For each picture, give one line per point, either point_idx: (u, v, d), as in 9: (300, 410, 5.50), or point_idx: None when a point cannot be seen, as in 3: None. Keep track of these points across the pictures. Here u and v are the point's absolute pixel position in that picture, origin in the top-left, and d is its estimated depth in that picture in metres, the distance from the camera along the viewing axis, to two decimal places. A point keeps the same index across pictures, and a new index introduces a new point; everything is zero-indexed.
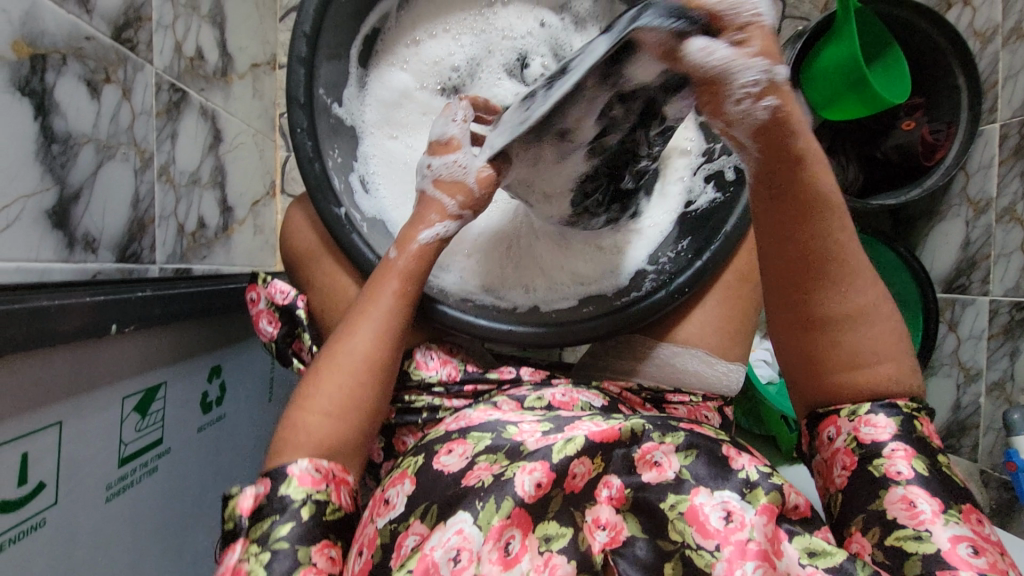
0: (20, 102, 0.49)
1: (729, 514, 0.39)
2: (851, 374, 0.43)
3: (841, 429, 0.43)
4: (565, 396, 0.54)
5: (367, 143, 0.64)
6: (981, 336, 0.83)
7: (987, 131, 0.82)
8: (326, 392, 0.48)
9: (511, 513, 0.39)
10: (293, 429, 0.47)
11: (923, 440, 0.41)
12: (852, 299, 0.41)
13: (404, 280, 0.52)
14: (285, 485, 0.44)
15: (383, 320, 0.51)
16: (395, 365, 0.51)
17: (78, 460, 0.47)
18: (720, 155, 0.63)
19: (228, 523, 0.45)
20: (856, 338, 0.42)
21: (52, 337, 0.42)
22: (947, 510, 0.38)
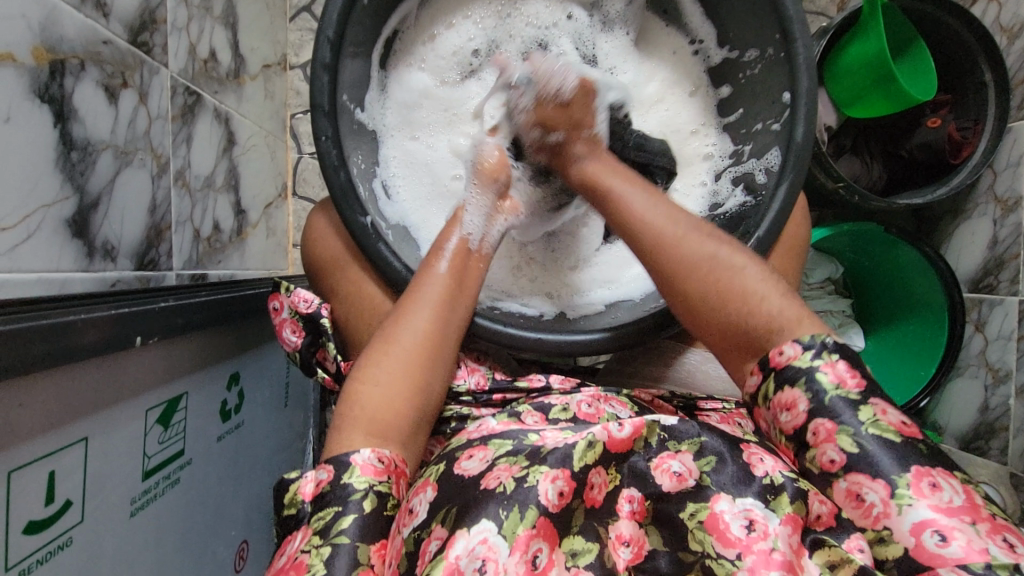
0: (40, 110, 0.48)
1: (751, 523, 0.38)
2: (753, 311, 0.46)
3: (771, 423, 0.45)
4: (590, 407, 0.53)
5: (387, 145, 0.62)
6: (1009, 337, 0.81)
7: (1015, 129, 0.80)
8: (383, 367, 0.47)
9: (536, 523, 0.39)
10: (351, 402, 0.46)
11: (840, 398, 0.41)
12: (692, 239, 0.49)
13: (459, 261, 0.54)
14: (348, 473, 0.43)
15: (439, 297, 0.51)
16: (450, 350, 0.51)
17: (104, 476, 0.46)
18: (750, 158, 0.61)
19: (291, 509, 0.45)
20: (729, 275, 0.47)
21: (76, 352, 0.41)
22: (896, 492, 0.37)
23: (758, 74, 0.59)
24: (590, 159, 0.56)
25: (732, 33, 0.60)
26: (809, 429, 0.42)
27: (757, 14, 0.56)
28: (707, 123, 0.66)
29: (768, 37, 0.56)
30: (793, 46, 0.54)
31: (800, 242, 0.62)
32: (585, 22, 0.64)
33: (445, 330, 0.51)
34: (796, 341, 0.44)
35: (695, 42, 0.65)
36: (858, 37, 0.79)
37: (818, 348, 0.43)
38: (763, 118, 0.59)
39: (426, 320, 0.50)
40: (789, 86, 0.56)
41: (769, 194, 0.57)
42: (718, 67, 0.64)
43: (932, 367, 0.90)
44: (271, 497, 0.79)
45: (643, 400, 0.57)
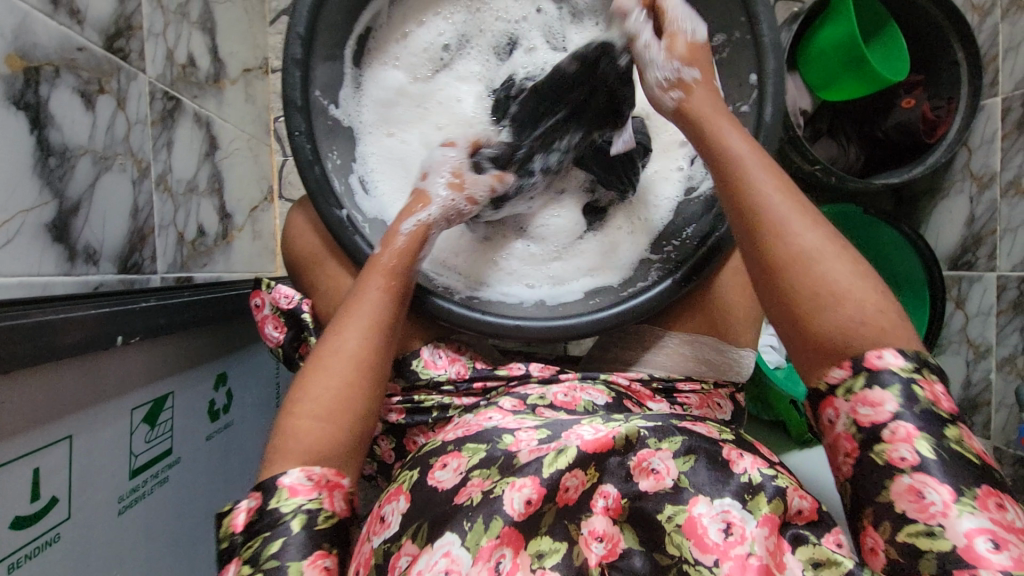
0: (15, 116, 0.49)
1: (728, 527, 0.40)
2: (849, 315, 0.41)
3: (839, 412, 0.41)
4: (567, 396, 0.54)
5: (364, 143, 0.63)
6: (989, 312, 0.82)
7: (988, 106, 0.81)
8: (313, 395, 0.48)
9: (500, 533, 0.40)
10: (284, 437, 0.47)
11: (930, 411, 0.39)
12: (812, 228, 0.44)
13: (394, 279, 0.53)
14: (276, 498, 0.44)
15: (374, 321, 0.51)
16: (384, 370, 0.51)
17: (90, 474, 0.47)
18: None
19: (223, 542, 0.46)
20: (825, 277, 0.42)
21: (57, 351, 0.42)
22: (961, 498, 0.36)
23: (726, 59, 0.60)
24: (706, 115, 0.50)
25: None
26: (887, 426, 0.39)
27: None
28: None
29: (734, 21, 0.57)
30: (759, 29, 0.55)
31: None
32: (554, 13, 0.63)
33: (383, 352, 0.51)
34: (902, 353, 0.40)
35: None
36: (829, 22, 0.79)
37: (918, 364, 0.40)
38: (733, 101, 0.60)
39: (358, 343, 0.50)
40: (756, 68, 0.57)
41: None
42: None
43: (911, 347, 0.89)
44: None
45: (621, 386, 0.58)
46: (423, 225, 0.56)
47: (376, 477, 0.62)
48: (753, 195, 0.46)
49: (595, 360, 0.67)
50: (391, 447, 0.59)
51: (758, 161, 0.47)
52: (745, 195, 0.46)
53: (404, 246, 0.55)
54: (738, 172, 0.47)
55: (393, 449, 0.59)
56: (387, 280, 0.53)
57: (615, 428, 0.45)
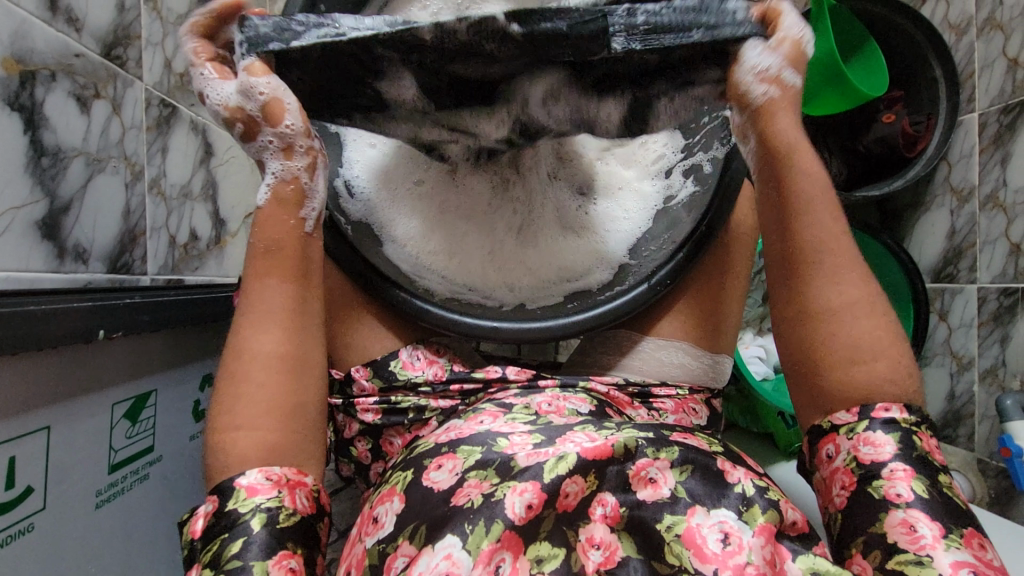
0: (10, 117, 0.50)
1: (727, 536, 0.40)
2: (863, 372, 0.47)
3: (840, 447, 0.47)
4: (551, 405, 0.54)
5: (350, 150, 0.66)
6: (971, 324, 0.83)
7: (966, 121, 0.83)
8: (236, 404, 0.48)
9: (500, 537, 0.40)
10: (223, 452, 0.47)
11: (922, 459, 0.44)
12: (849, 294, 0.48)
13: (284, 259, 0.51)
14: (234, 499, 0.44)
15: (276, 311, 0.50)
16: (306, 357, 0.51)
17: (66, 465, 0.48)
18: (699, 150, 0.66)
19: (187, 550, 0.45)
20: (854, 329, 0.47)
21: (39, 341, 0.43)
22: (948, 535, 0.40)
23: None
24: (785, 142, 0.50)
25: None
26: (887, 465, 0.44)
27: None
28: None
29: None
30: None
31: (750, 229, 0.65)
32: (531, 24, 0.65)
33: (295, 339, 0.51)
34: (906, 408, 0.46)
35: None
36: None
37: (918, 419, 0.46)
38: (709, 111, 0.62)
39: (268, 341, 0.49)
40: None
41: (715, 180, 0.62)
42: None
43: None
44: None
45: (600, 393, 0.58)
46: (277, 186, 0.52)
47: (355, 478, 0.63)
48: (803, 240, 0.49)
49: (574, 365, 0.67)
50: (367, 447, 0.59)
51: (818, 200, 0.49)
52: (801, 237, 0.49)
53: (272, 221, 0.52)
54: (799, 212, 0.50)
55: (369, 449, 0.60)
56: (279, 266, 0.51)
57: (612, 437, 0.45)
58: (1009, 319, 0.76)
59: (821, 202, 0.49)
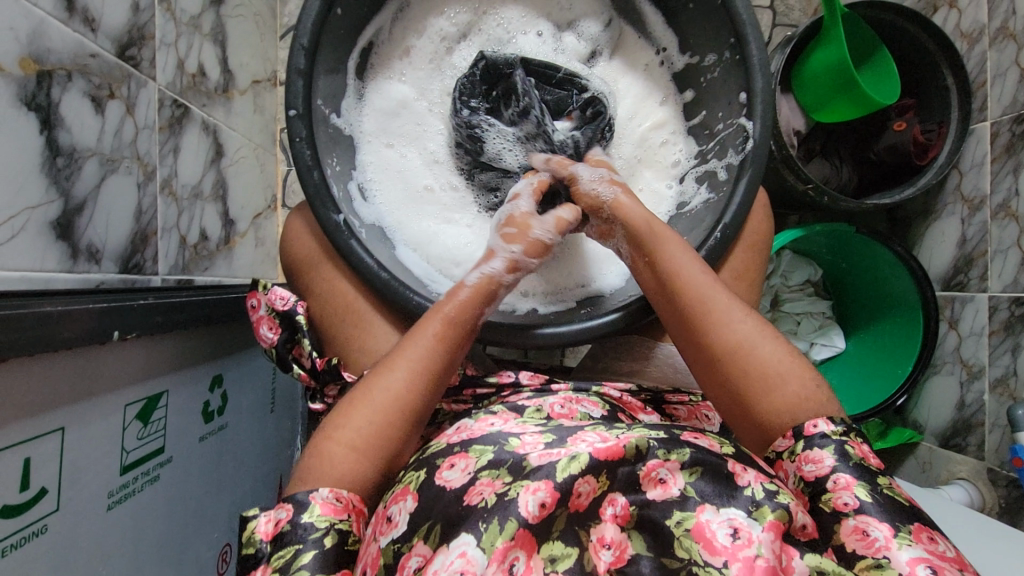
0: (26, 116, 0.50)
1: (736, 531, 0.40)
2: (778, 399, 0.48)
3: (789, 473, 0.47)
4: (564, 407, 0.54)
5: (364, 151, 0.64)
6: (981, 333, 0.82)
7: (978, 130, 0.82)
8: (353, 428, 0.48)
9: (515, 535, 0.40)
10: (320, 460, 0.47)
11: (862, 466, 0.45)
12: (739, 335, 0.50)
13: (455, 323, 0.52)
14: (308, 513, 0.45)
15: (423, 364, 0.51)
16: (426, 412, 0.51)
17: (79, 467, 0.47)
18: (714, 157, 0.64)
19: (246, 548, 0.45)
20: (758, 362, 0.49)
21: (54, 342, 0.43)
22: (899, 533, 0.40)
23: (717, 77, 0.62)
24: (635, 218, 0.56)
25: (692, 39, 0.63)
26: (830, 477, 0.44)
27: (713, 22, 0.59)
28: (675, 129, 0.68)
29: (723, 42, 0.59)
30: (747, 49, 0.57)
31: (762, 238, 0.64)
32: (551, 32, 0.67)
33: (426, 400, 0.50)
34: (832, 420, 0.47)
35: (660, 51, 0.68)
36: (821, 46, 0.82)
37: (846, 429, 0.47)
38: (724, 118, 0.62)
39: (401, 380, 0.50)
40: (745, 87, 0.59)
41: (729, 189, 0.60)
42: (682, 72, 0.67)
43: (908, 367, 0.91)
44: (256, 499, 0.81)
45: (612, 398, 0.58)
46: (487, 278, 0.55)
47: None
48: (683, 295, 0.52)
49: (585, 370, 0.67)
50: None
51: (681, 260, 0.54)
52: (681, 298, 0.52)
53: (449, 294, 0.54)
54: (673, 275, 0.53)
55: None
56: (443, 329, 0.52)
57: (624, 438, 0.44)
58: (1020, 328, 0.76)
59: (686, 259, 0.53)
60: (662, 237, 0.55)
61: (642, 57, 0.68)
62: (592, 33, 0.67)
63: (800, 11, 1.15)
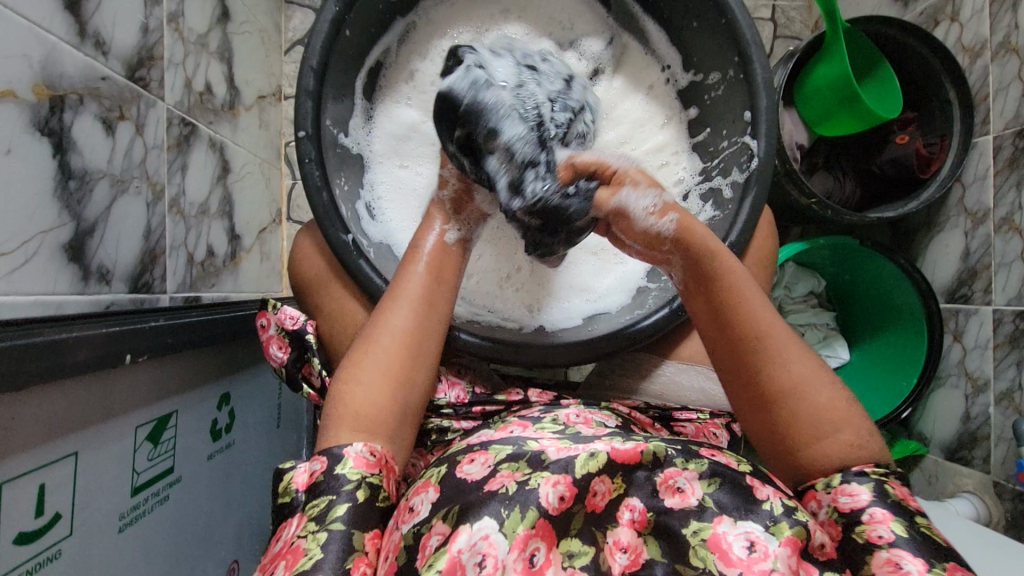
0: (40, 141, 0.51)
1: (752, 544, 0.40)
2: (826, 443, 0.48)
3: (822, 502, 0.47)
4: (579, 416, 0.55)
5: (375, 171, 0.66)
6: (986, 346, 0.82)
7: (980, 144, 0.83)
8: (366, 370, 0.51)
9: (535, 524, 0.41)
10: (338, 399, 0.50)
11: (899, 504, 0.44)
12: (797, 376, 0.49)
13: (433, 266, 0.56)
14: (342, 464, 0.46)
15: (415, 309, 0.54)
16: (428, 351, 0.54)
17: (92, 490, 0.48)
18: (718, 174, 0.64)
19: (285, 496, 0.49)
20: (814, 405, 0.48)
21: (67, 369, 0.43)
22: (932, 568, 0.40)
23: (721, 96, 0.62)
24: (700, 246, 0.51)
25: (695, 58, 0.64)
26: (865, 510, 0.44)
27: (717, 41, 0.60)
28: (677, 150, 0.68)
29: (727, 60, 0.60)
30: (751, 69, 0.58)
31: (767, 256, 0.64)
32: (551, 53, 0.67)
33: (423, 342, 0.54)
34: (873, 463, 0.47)
35: (665, 69, 0.68)
36: (823, 61, 0.83)
37: (886, 471, 0.47)
38: (728, 136, 0.62)
39: (406, 323, 0.53)
40: (749, 106, 0.59)
41: (734, 207, 0.61)
42: (685, 90, 0.67)
43: (912, 378, 0.91)
44: (263, 515, 0.81)
45: (622, 412, 0.58)
46: (459, 243, 0.59)
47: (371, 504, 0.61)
48: (744, 328, 0.50)
49: (592, 389, 0.67)
50: None
51: (746, 293, 0.51)
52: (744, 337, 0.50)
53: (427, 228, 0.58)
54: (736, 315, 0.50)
55: None
56: (433, 269, 0.56)
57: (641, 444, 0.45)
58: None
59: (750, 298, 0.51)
60: (730, 270, 0.51)
61: (647, 77, 0.69)
62: (596, 51, 0.67)
63: (800, 24, 1.16)
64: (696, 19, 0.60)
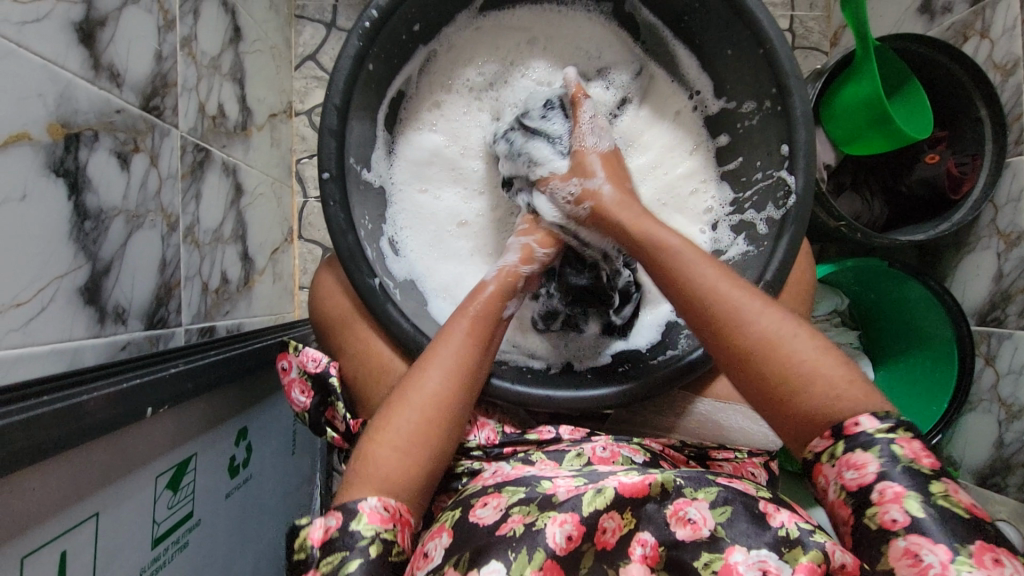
0: (55, 183, 0.49)
1: (765, 574, 0.38)
2: (816, 395, 0.44)
3: (829, 479, 0.43)
4: (605, 451, 0.55)
5: (396, 202, 0.65)
6: (1020, 371, 0.80)
7: (1014, 163, 0.80)
8: (397, 431, 0.48)
9: (544, 565, 0.39)
10: (363, 461, 0.47)
11: (912, 470, 0.40)
12: (763, 326, 0.46)
13: (476, 320, 0.54)
14: (356, 520, 0.44)
15: (455, 358, 0.52)
16: (460, 416, 0.51)
17: (113, 549, 0.46)
18: (751, 208, 0.62)
19: (298, 554, 0.46)
20: (791, 356, 0.45)
21: (92, 431, 0.42)
22: (958, 558, 0.36)
23: (756, 125, 0.60)
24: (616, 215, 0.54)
25: (728, 86, 0.62)
26: (875, 488, 0.40)
27: (753, 70, 0.58)
28: (707, 177, 0.67)
29: (764, 91, 0.58)
30: (789, 100, 0.55)
31: (804, 292, 0.62)
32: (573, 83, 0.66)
33: (461, 388, 0.52)
34: (877, 416, 0.42)
35: (694, 95, 0.66)
36: (851, 80, 0.81)
37: (895, 424, 0.42)
38: (762, 168, 0.60)
39: (438, 384, 0.51)
40: (787, 139, 0.57)
41: (770, 244, 0.58)
42: (715, 117, 0.65)
43: (943, 403, 0.89)
44: (279, 547, 0.79)
45: (654, 448, 0.58)
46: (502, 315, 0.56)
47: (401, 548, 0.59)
48: (699, 288, 0.49)
49: (622, 425, 0.64)
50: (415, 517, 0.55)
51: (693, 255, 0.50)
52: (702, 298, 0.49)
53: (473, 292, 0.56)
54: (692, 278, 0.49)
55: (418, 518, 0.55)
56: (470, 328, 0.54)
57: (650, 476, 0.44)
58: None
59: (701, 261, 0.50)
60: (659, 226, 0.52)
61: (674, 105, 0.67)
62: (623, 82, 0.67)
63: (819, 35, 1.13)
64: (731, 47, 0.58)
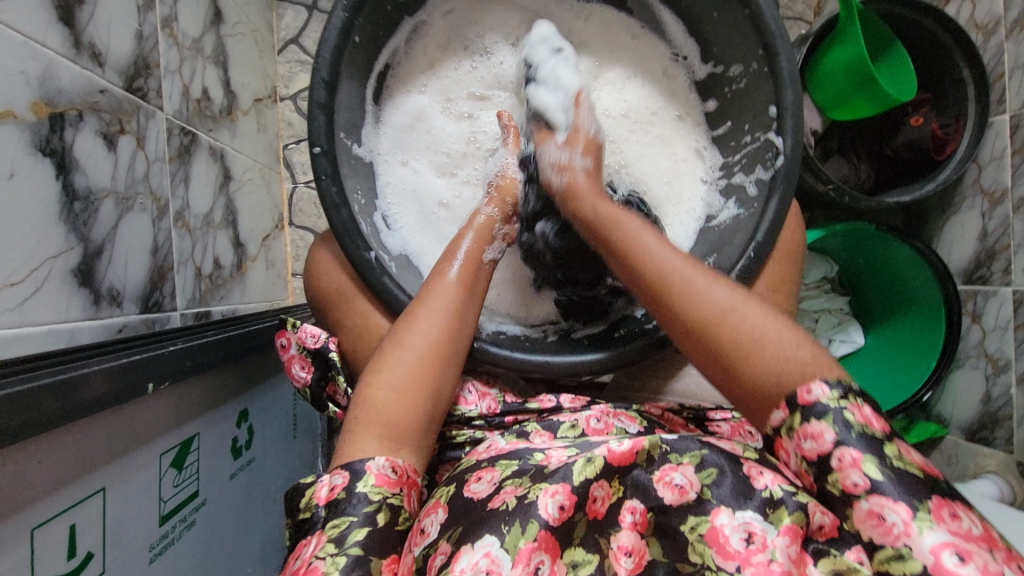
0: (42, 163, 0.48)
1: (750, 536, 0.38)
2: (762, 359, 0.44)
3: (789, 451, 0.42)
4: (600, 423, 0.54)
5: (382, 173, 0.65)
6: (1006, 327, 0.82)
7: (996, 123, 0.82)
8: (397, 375, 0.49)
9: (538, 536, 0.38)
10: (362, 405, 0.48)
11: (866, 435, 0.39)
12: (699, 295, 0.46)
13: (468, 272, 0.55)
14: (364, 482, 0.44)
15: (447, 308, 0.53)
16: (455, 361, 0.52)
17: (120, 524, 0.46)
18: (740, 171, 0.63)
19: (304, 512, 0.45)
20: (739, 325, 0.45)
21: (92, 404, 0.42)
22: (918, 514, 0.36)
23: (744, 89, 0.61)
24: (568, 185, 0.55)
25: (714, 50, 0.62)
26: (834, 455, 0.39)
27: (740, 32, 0.58)
28: (696, 141, 0.67)
29: (751, 53, 0.58)
30: (777, 61, 0.55)
31: (795, 248, 0.63)
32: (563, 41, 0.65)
33: (452, 335, 0.52)
34: (826, 381, 0.41)
35: (681, 59, 0.67)
36: (837, 43, 0.81)
37: (845, 391, 0.41)
38: (751, 131, 0.61)
39: (430, 333, 0.51)
40: (775, 100, 0.57)
41: (760, 206, 0.59)
42: (704, 82, 0.66)
43: (932, 362, 0.91)
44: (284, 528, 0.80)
45: (654, 415, 0.58)
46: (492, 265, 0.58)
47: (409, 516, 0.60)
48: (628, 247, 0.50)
49: (623, 390, 0.66)
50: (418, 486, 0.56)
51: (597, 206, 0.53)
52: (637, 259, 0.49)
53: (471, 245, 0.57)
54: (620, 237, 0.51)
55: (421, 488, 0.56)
56: (463, 276, 0.55)
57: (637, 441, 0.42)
58: None
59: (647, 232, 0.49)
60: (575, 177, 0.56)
61: (665, 74, 0.68)
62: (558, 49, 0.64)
63: (803, 4, 1.13)
64: (717, 9, 0.59)
